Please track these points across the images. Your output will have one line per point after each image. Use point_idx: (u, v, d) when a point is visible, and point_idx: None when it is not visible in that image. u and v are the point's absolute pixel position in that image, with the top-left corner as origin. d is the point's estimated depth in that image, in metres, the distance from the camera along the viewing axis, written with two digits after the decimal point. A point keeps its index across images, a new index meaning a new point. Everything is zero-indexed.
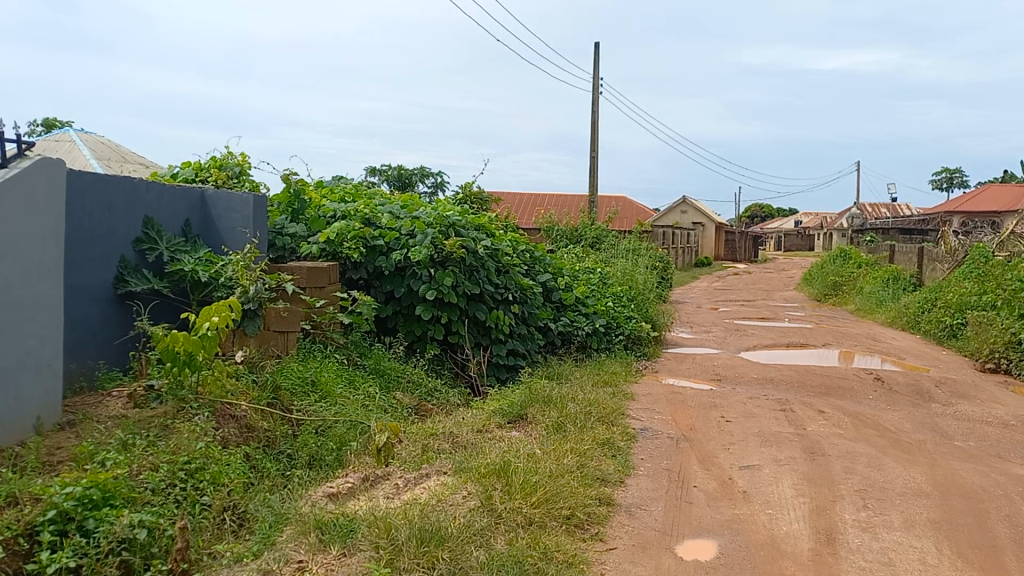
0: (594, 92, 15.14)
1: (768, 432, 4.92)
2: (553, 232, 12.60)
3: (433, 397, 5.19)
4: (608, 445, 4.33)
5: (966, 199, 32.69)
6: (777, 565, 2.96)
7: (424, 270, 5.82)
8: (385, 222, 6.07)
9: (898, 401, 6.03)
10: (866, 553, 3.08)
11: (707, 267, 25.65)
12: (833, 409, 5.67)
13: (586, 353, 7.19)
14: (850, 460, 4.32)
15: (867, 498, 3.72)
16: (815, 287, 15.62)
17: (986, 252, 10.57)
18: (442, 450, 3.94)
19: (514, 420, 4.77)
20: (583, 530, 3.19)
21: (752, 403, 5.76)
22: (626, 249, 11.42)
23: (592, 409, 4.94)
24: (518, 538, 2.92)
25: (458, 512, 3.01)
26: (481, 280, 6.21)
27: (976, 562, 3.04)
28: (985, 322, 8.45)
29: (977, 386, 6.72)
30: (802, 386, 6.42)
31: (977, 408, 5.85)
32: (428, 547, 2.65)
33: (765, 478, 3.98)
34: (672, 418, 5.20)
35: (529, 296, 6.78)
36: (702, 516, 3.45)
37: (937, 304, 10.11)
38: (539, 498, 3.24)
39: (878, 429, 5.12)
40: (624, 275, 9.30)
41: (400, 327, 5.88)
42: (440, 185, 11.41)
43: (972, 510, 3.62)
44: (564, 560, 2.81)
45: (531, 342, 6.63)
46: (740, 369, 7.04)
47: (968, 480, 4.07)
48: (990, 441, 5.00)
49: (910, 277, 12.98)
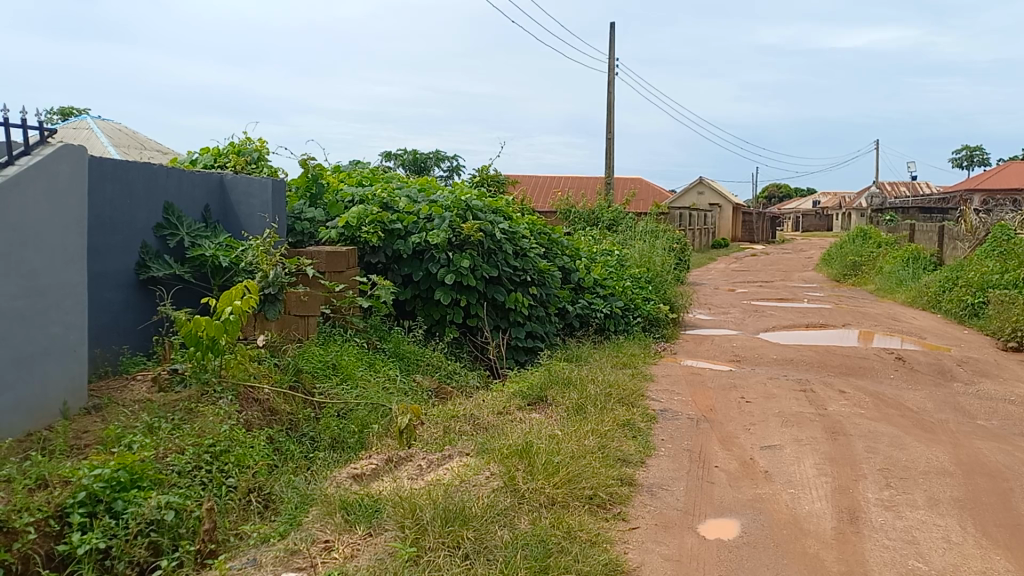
0: (610, 73, 15.05)
1: (789, 412, 4.90)
2: (571, 215, 12.57)
3: (452, 379, 5.21)
4: (628, 427, 4.33)
5: (987, 177, 32.27)
6: (801, 544, 2.96)
7: (442, 254, 5.83)
8: (403, 206, 6.10)
9: (918, 381, 6.00)
10: (889, 532, 3.07)
11: (726, 249, 25.52)
12: (853, 389, 5.64)
13: (604, 335, 7.18)
14: (872, 440, 4.31)
15: (890, 476, 3.71)
16: (834, 268, 15.51)
17: (1008, 230, 10.44)
18: (463, 431, 3.96)
19: (534, 402, 4.78)
20: (605, 510, 3.20)
21: (772, 383, 5.75)
22: (643, 230, 11.37)
23: (611, 391, 4.94)
24: (542, 517, 2.93)
25: (481, 493, 3.03)
26: (498, 262, 6.20)
27: (1000, 540, 3.02)
28: (1007, 300, 8.35)
29: (1000, 365, 6.67)
30: (821, 366, 6.38)
31: (999, 387, 5.79)
32: (452, 527, 2.67)
33: (786, 459, 3.97)
34: (691, 399, 5.19)
35: (547, 278, 6.77)
36: (724, 496, 3.46)
37: (958, 283, 10.00)
38: (562, 478, 3.24)
39: (899, 409, 5.09)
40: (642, 257, 9.28)
41: (420, 311, 5.92)
42: (456, 169, 11.39)
43: (996, 488, 3.60)
44: (587, 539, 2.82)
45: (550, 325, 6.63)
46: (759, 351, 7.01)
47: (992, 458, 4.04)
48: (1013, 420, 4.97)
49: (931, 257, 12.87)
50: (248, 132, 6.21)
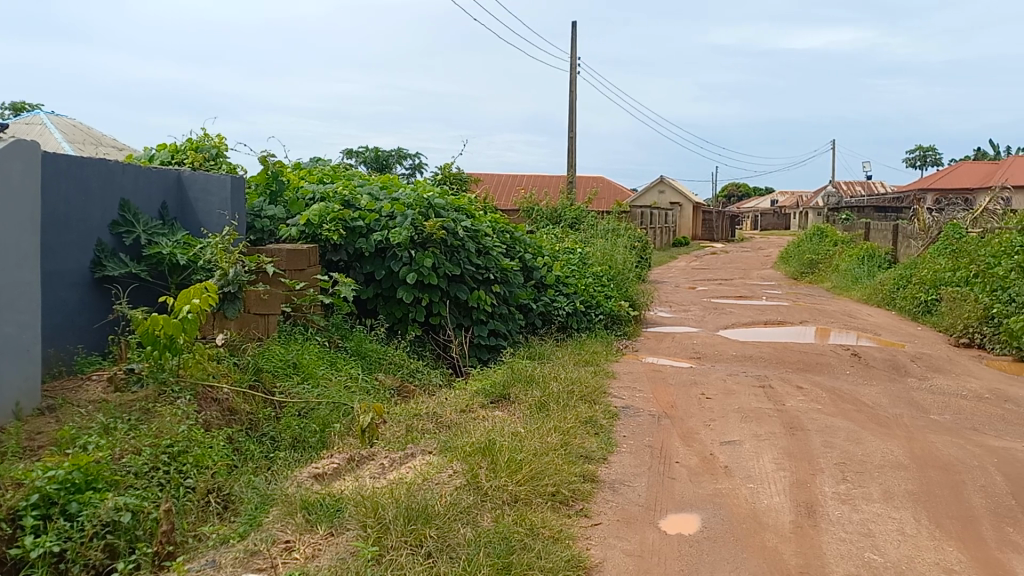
0: (572, 72, 15.10)
1: (748, 408, 4.97)
2: (534, 213, 12.60)
3: (414, 377, 5.19)
4: (590, 424, 4.35)
5: (939, 177, 33.00)
6: (760, 538, 3.00)
7: (404, 252, 5.80)
8: (364, 203, 6.06)
9: (874, 376, 6.12)
10: (845, 525, 3.13)
11: (686, 247, 25.77)
12: (811, 385, 5.74)
13: (566, 333, 7.21)
14: (829, 435, 4.38)
15: (846, 470, 3.78)
16: (792, 266, 15.73)
17: (959, 229, 10.69)
18: (426, 430, 3.95)
19: (497, 400, 4.78)
20: (568, 506, 3.22)
21: (732, 380, 5.82)
22: (605, 228, 11.44)
23: (574, 388, 4.96)
24: (504, 514, 2.94)
25: (444, 491, 3.02)
26: (461, 260, 6.19)
27: (953, 532, 3.10)
28: (958, 297, 8.55)
29: (952, 360, 6.83)
30: (780, 363, 6.48)
31: (952, 382, 5.93)
32: (415, 525, 2.66)
33: (746, 454, 4.02)
34: (653, 396, 5.24)
35: (509, 276, 6.77)
36: (685, 491, 3.49)
37: (912, 280, 10.21)
38: (524, 476, 3.25)
39: (855, 404, 5.18)
40: (603, 255, 9.34)
41: (382, 309, 5.88)
42: (419, 167, 11.34)
43: (948, 481, 3.68)
44: (550, 536, 2.83)
45: (512, 323, 6.63)
46: (719, 348, 7.10)
47: (944, 452, 4.14)
48: (965, 414, 5.09)
49: (885, 254, 13.13)
50: (206, 128, 6.12)
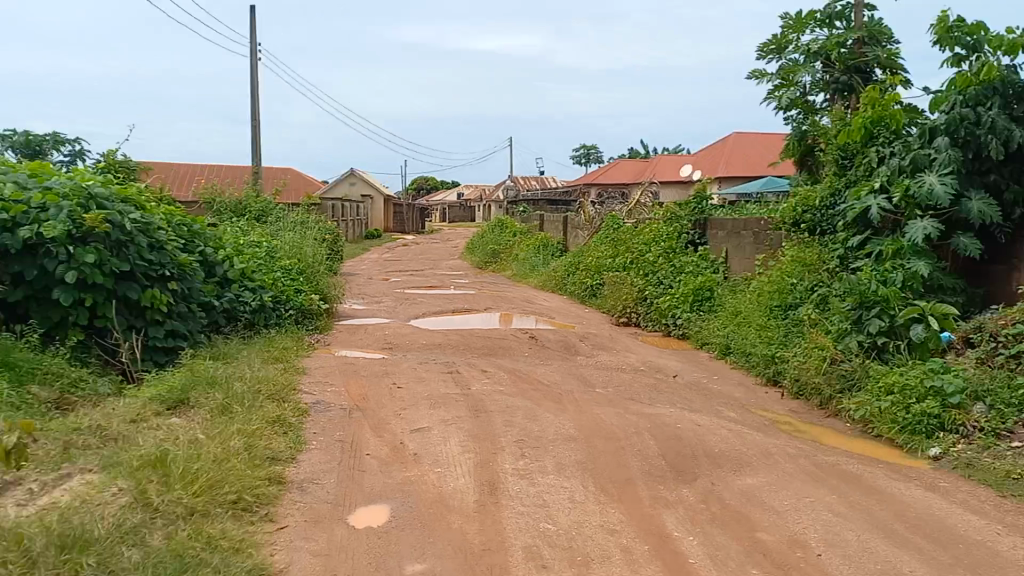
0: (254, 59, 14.51)
1: (436, 394, 5.12)
2: (215, 204, 11.93)
3: (76, 387, 4.66)
4: (278, 423, 4.20)
5: (604, 172, 36.49)
6: (445, 520, 3.10)
7: (60, 248, 5.17)
8: (8, 193, 5.30)
9: (549, 357, 6.62)
10: (523, 498, 3.33)
11: (378, 240, 25.95)
12: (494, 367, 6.06)
13: (253, 329, 6.94)
14: (510, 414, 4.65)
15: (525, 447, 4.03)
16: (477, 255, 16.50)
17: (618, 220, 11.92)
18: (88, 445, 3.56)
19: (174, 406, 4.45)
20: (251, 513, 3.08)
21: (421, 367, 5.97)
22: (294, 220, 11.18)
23: (260, 387, 4.77)
24: (178, 529, 2.73)
25: (107, 511, 2.74)
26: (131, 256, 5.65)
27: (615, 495, 3.43)
28: (618, 281, 9.51)
29: (614, 338, 7.60)
30: (466, 348, 6.77)
31: (614, 358, 6.60)
32: (69, 555, 2.39)
33: (433, 440, 4.13)
34: (344, 389, 5.20)
35: (189, 272, 6.33)
36: (374, 483, 3.50)
37: (580, 267, 11.20)
38: (202, 485, 3.05)
39: (533, 383, 5.56)
40: (293, 245, 9.13)
41: (34, 313, 5.20)
42: (80, 154, 10.22)
43: (611, 448, 4.07)
44: (229, 546, 2.68)
45: (193, 322, 6.21)
46: (409, 337, 7.25)
47: (608, 422, 4.58)
48: (625, 386, 5.69)
49: (558, 244, 14.26)
50: None
